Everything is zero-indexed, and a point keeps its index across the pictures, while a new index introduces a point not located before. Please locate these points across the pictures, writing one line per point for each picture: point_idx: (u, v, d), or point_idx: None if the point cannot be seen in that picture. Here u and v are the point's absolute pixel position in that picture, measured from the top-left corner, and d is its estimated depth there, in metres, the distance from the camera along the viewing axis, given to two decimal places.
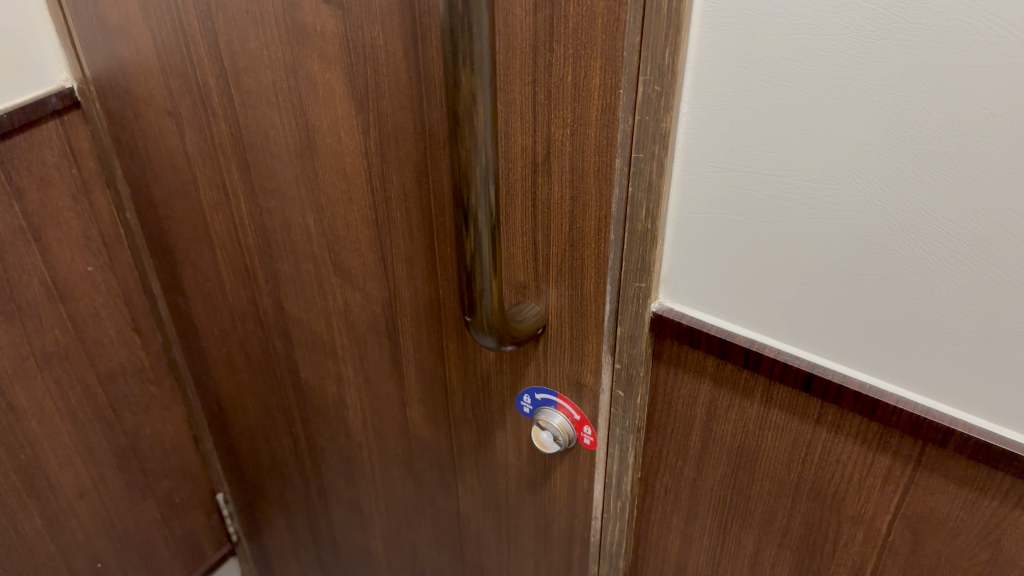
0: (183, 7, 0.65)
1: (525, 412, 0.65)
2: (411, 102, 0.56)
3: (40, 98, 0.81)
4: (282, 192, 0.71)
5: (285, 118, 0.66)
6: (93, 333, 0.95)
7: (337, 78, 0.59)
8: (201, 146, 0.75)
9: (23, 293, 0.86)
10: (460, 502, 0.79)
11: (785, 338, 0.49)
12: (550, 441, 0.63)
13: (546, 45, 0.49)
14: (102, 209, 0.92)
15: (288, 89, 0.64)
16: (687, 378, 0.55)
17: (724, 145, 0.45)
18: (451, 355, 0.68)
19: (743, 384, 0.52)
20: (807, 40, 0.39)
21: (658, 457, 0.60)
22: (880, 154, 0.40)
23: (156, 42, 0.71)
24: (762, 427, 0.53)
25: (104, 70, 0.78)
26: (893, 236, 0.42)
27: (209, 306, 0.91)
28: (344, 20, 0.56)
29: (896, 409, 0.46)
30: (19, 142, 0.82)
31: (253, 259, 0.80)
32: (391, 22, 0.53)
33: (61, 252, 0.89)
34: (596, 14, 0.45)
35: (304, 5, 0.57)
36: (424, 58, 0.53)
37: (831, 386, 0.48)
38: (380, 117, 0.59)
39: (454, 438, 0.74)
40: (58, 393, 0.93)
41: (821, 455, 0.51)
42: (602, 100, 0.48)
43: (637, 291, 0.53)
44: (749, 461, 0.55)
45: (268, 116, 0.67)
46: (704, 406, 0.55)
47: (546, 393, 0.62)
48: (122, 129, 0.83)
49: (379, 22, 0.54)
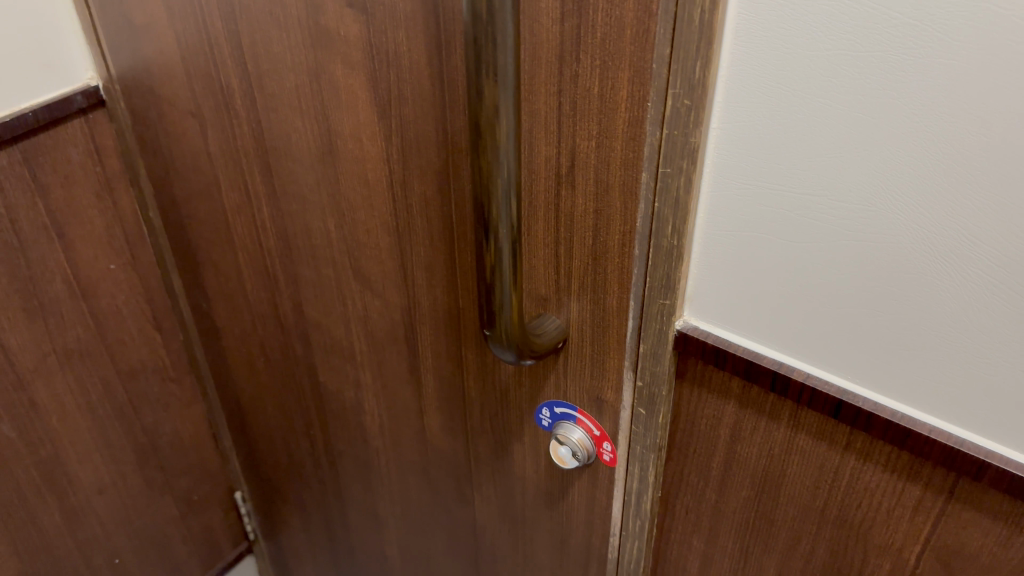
0: (207, 7, 0.65)
1: (543, 425, 0.64)
2: (434, 109, 0.55)
3: (65, 96, 0.82)
4: (303, 196, 0.71)
5: (307, 121, 0.65)
6: (115, 331, 0.95)
7: (360, 83, 0.58)
8: (224, 148, 0.75)
9: (45, 290, 0.86)
10: (477, 512, 0.78)
11: (814, 361, 0.47)
12: (568, 456, 0.61)
13: (573, 54, 0.47)
14: (126, 207, 0.92)
15: (311, 93, 0.63)
16: (712, 398, 0.53)
17: (755, 164, 0.43)
18: (470, 365, 0.67)
19: (769, 407, 0.51)
20: (844, 56, 0.38)
21: (679, 478, 0.59)
22: (918, 177, 0.38)
23: (180, 42, 0.70)
24: (787, 451, 0.52)
25: (129, 69, 0.78)
26: (929, 262, 0.40)
27: (229, 307, 0.91)
28: (368, 24, 0.55)
29: (928, 440, 0.44)
30: (44, 140, 0.82)
31: (274, 262, 0.80)
32: (415, 28, 0.52)
33: (84, 250, 0.89)
34: (624, 24, 0.44)
35: (328, 9, 0.56)
36: (447, 66, 0.52)
37: (861, 413, 0.46)
38: (402, 124, 0.58)
39: (472, 448, 0.73)
40: (79, 390, 0.93)
41: (848, 483, 0.50)
42: (629, 112, 0.46)
43: (661, 308, 0.51)
44: (773, 485, 0.54)
45: (291, 120, 0.66)
46: (727, 428, 0.54)
47: (565, 407, 0.61)
48: (145, 128, 0.82)
49: (402, 28, 0.53)
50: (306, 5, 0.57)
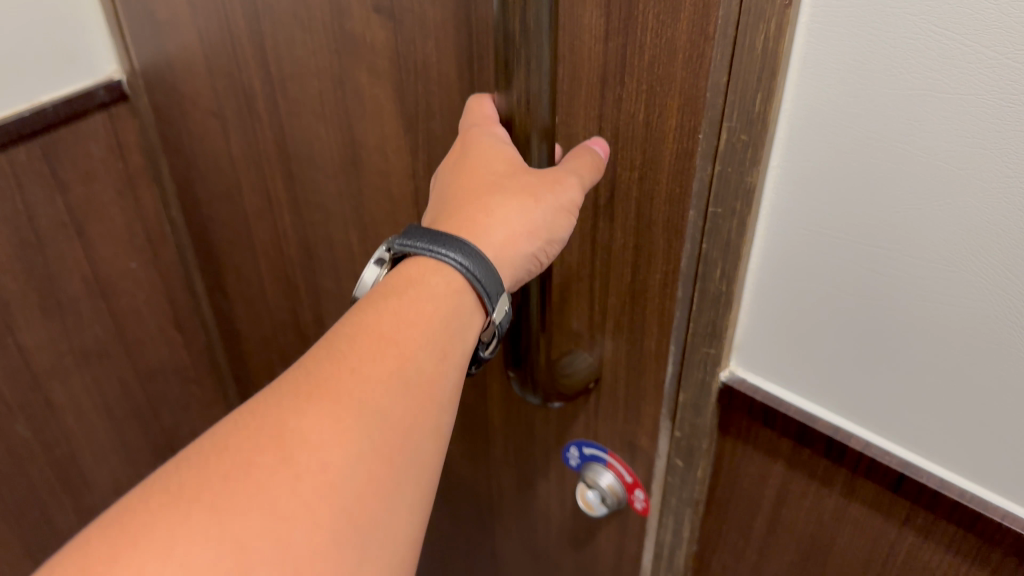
0: (229, 4, 0.61)
1: (571, 465, 0.59)
2: None
3: (87, 90, 0.78)
4: (326, 206, 0.67)
5: (331, 130, 0.61)
6: (135, 330, 0.93)
7: (386, 94, 0.54)
8: (246, 151, 0.71)
9: (63, 289, 0.84)
10: (498, 543, 0.74)
11: (874, 428, 0.43)
12: (596, 502, 0.57)
13: (617, 76, 0.42)
14: (148, 204, 0.89)
15: (335, 101, 0.59)
16: (758, 457, 0.49)
17: (820, 209, 0.39)
18: (494, 396, 0.63)
19: (822, 471, 0.46)
20: (931, 96, 0.33)
21: (715, 532, 0.54)
22: (1009, 240, 0.33)
23: (202, 40, 0.66)
24: (839, 520, 0.47)
25: (151, 64, 0.74)
26: (1019, 335, 0.35)
27: (250, 312, 0.87)
28: (397, 32, 0.50)
29: (1002, 528, 0.39)
30: (65, 135, 0.79)
31: (296, 272, 0.76)
32: (446, 39, 0.48)
33: (103, 248, 0.86)
34: (676, 48, 0.39)
35: (355, 13, 0.52)
36: (479, 81, 0.47)
37: (925, 490, 0.41)
38: (430, 140, 0.54)
39: (494, 480, 0.69)
40: (96, 390, 0.90)
41: (905, 562, 0.45)
42: (678, 143, 0.42)
43: (705, 357, 0.46)
44: (821, 554, 0.49)
45: (314, 127, 0.62)
46: (774, 489, 0.49)
47: (595, 448, 0.57)
48: (167, 125, 0.79)
49: (433, 39, 0.48)
50: (333, 8, 0.53)
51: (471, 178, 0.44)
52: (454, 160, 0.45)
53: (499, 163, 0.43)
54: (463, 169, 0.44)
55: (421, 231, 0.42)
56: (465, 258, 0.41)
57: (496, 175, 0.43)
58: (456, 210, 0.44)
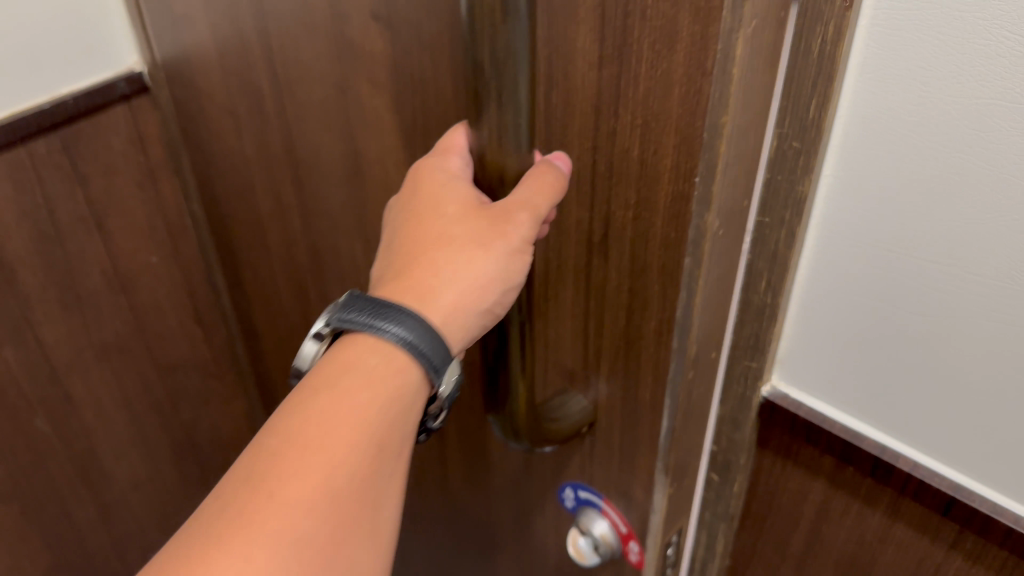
0: (240, 4, 0.59)
1: (567, 506, 0.54)
2: None
3: (107, 82, 0.77)
4: (332, 214, 0.65)
5: (335, 139, 0.59)
6: (155, 325, 0.92)
7: (386, 104, 0.52)
8: (258, 153, 0.70)
9: (83, 283, 0.83)
10: None
11: (923, 448, 0.41)
12: (588, 550, 0.52)
13: None
14: (168, 197, 0.88)
15: (338, 109, 0.57)
16: (798, 472, 0.47)
17: (873, 220, 0.37)
18: None
19: (865, 489, 0.45)
20: (999, 107, 0.31)
21: (749, 547, 0.53)
22: None
23: (215, 38, 0.65)
24: (881, 541, 0.46)
25: (170, 58, 0.73)
26: None
27: (267, 311, 0.86)
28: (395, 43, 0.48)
29: None
30: (85, 127, 0.77)
31: (308, 276, 0.74)
32: (443, 52, 0.46)
33: (124, 242, 0.85)
34: None
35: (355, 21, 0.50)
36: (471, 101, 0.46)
37: (976, 513, 0.40)
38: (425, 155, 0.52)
39: None
40: (116, 385, 0.90)
41: None
42: None
43: (746, 370, 0.44)
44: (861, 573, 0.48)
45: (319, 135, 0.61)
46: (814, 505, 0.48)
47: (588, 492, 0.51)
48: (186, 120, 0.78)
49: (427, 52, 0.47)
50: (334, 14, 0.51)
51: (426, 223, 0.43)
52: (404, 198, 0.45)
53: (448, 205, 0.42)
54: (410, 222, 0.44)
55: (362, 300, 0.41)
56: (408, 329, 0.40)
57: (447, 221, 0.42)
58: (405, 265, 0.43)
